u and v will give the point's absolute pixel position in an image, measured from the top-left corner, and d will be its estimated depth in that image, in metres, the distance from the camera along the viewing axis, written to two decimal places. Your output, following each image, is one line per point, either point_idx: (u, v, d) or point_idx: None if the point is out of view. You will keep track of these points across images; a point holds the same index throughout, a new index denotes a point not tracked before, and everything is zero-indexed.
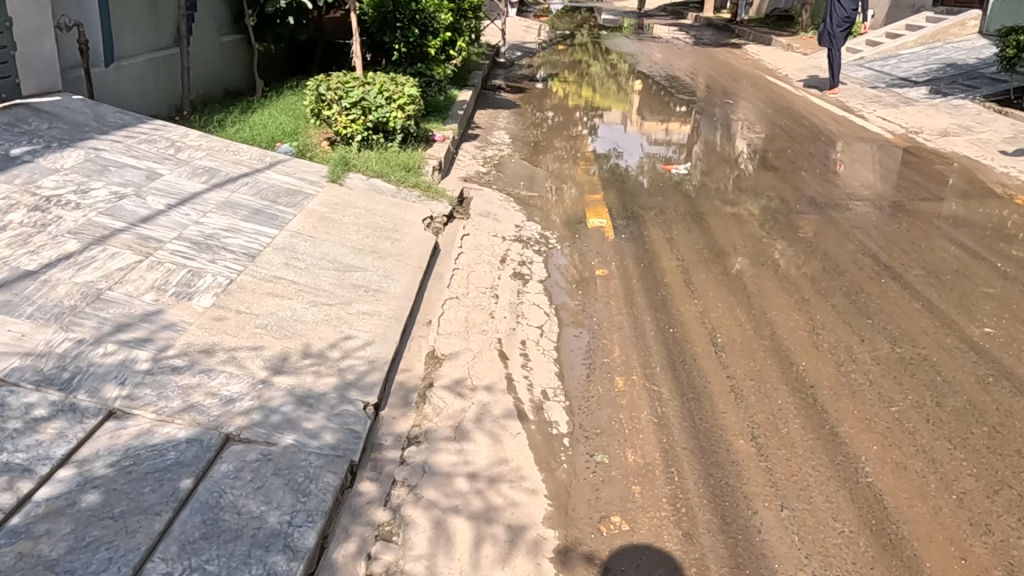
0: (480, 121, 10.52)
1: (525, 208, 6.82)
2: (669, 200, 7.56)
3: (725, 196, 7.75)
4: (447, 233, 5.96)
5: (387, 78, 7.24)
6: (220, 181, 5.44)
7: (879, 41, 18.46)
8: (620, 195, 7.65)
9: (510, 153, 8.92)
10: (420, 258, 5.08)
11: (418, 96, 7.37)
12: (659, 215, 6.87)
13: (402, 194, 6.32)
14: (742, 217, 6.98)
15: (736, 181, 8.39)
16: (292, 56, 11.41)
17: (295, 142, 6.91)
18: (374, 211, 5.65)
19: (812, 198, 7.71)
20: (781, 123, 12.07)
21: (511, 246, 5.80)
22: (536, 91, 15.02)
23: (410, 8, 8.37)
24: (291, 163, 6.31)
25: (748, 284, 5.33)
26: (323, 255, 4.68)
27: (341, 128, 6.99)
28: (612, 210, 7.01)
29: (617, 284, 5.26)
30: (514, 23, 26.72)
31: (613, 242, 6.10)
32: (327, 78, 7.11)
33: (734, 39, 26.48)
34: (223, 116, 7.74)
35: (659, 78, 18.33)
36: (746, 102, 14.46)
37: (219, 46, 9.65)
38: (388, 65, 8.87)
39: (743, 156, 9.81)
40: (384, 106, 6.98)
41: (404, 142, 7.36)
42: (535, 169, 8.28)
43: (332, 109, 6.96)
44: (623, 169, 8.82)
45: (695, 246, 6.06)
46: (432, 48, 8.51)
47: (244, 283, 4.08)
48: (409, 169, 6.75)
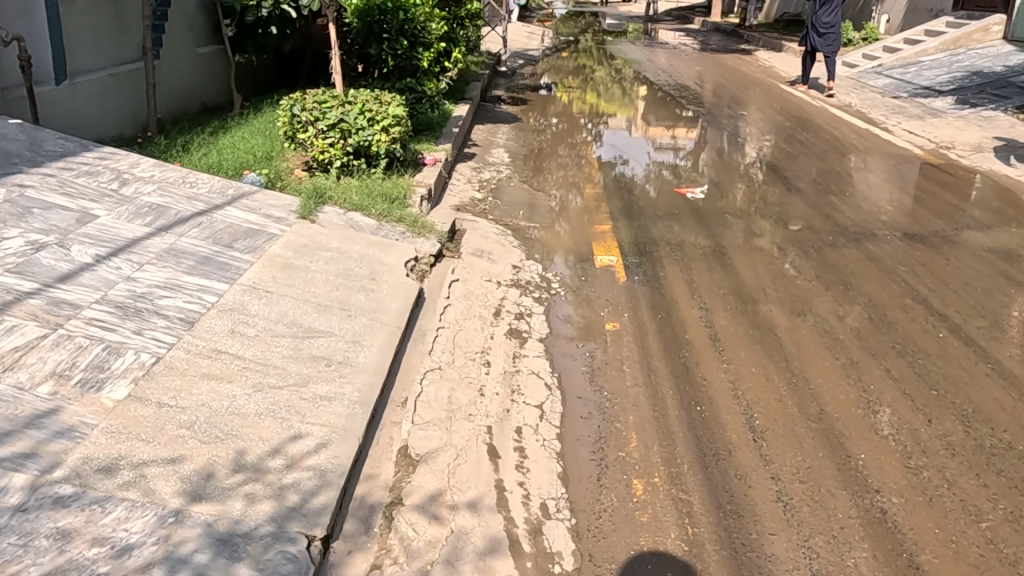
0: (478, 138, 9.75)
1: (523, 243, 6.04)
2: (685, 226, 6.76)
3: (747, 222, 6.96)
4: (434, 277, 5.19)
5: (370, 97, 6.48)
6: (168, 221, 4.68)
7: (897, 48, 17.66)
8: (631, 221, 6.85)
9: (508, 175, 8.14)
10: (398, 313, 4.31)
11: (405, 115, 6.60)
12: (675, 250, 6.08)
13: (384, 230, 5.56)
14: (769, 249, 6.18)
15: (759, 203, 7.59)
16: (277, 68, 10.68)
17: (266, 170, 6.16)
18: (348, 253, 4.88)
19: (844, 224, 6.91)
20: (800, 135, 11.26)
21: (506, 293, 5.02)
22: (538, 100, 14.25)
23: (398, 18, 7.56)
24: (257, 195, 5.55)
25: (785, 341, 4.54)
26: (279, 317, 3.92)
27: (317, 154, 6.23)
28: (623, 243, 6.22)
29: (630, 342, 4.48)
30: (516, 28, 25.98)
31: (625, 285, 5.32)
32: (303, 97, 6.36)
33: (744, 45, 25.66)
34: (189, 139, 7.00)
35: (668, 85, 17.53)
36: (761, 112, 13.66)
37: (195, 59, 8.92)
38: (376, 79, 8.10)
39: (764, 171, 9.01)
40: (366, 128, 6.22)
41: (390, 168, 6.60)
42: (535, 193, 7.50)
43: (308, 132, 6.20)
44: (634, 189, 8.01)
45: (718, 288, 5.27)
46: (423, 61, 7.72)
47: (173, 364, 3.31)
48: (393, 201, 5.99)
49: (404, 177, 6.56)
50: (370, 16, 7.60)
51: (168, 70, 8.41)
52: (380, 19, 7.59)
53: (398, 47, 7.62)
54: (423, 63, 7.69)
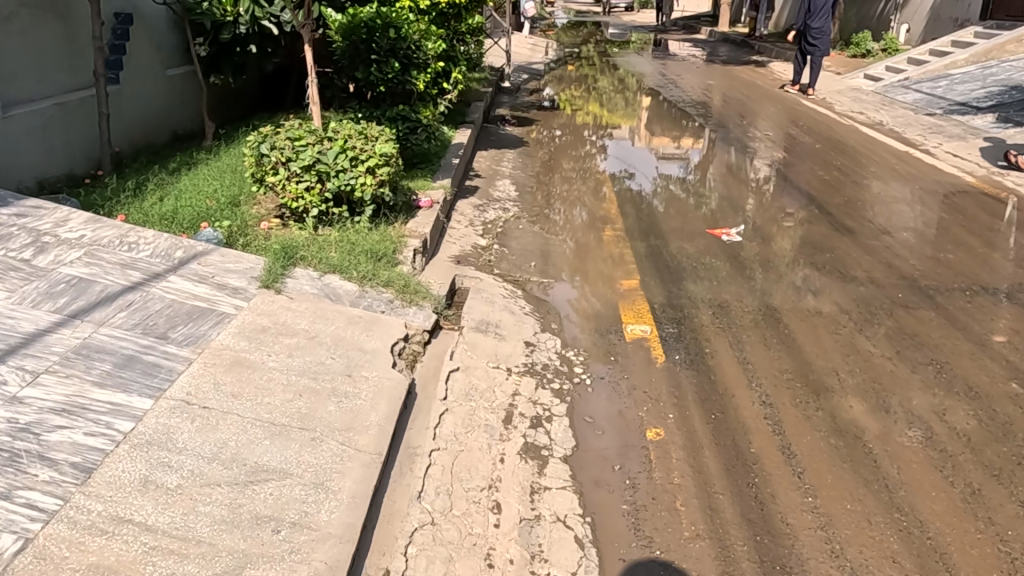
0: (480, 167, 8.74)
1: (536, 307, 5.03)
2: (727, 278, 5.75)
3: (797, 271, 5.93)
4: (429, 361, 4.18)
5: (354, 132, 5.49)
6: (87, 304, 3.69)
7: (923, 60, 16.66)
8: (661, 272, 5.84)
9: (516, 214, 7.14)
10: (380, 429, 3.29)
11: (395, 152, 5.59)
12: (720, 314, 5.06)
13: (367, 298, 4.54)
14: (830, 310, 5.17)
15: (806, 244, 6.58)
16: (261, 89, 9.70)
17: (229, 222, 5.16)
18: (318, 339, 3.88)
19: (911, 273, 5.90)
20: (835, 158, 10.23)
21: (519, 384, 4.00)
22: (545, 117, 13.22)
23: (388, 37, 6.54)
24: (213, 256, 4.56)
25: (880, 459, 3.54)
26: (215, 450, 2.90)
27: (290, 201, 5.23)
28: (655, 304, 5.21)
29: (683, 460, 3.45)
30: (518, 40, 25.04)
31: (663, 368, 4.31)
32: (274, 132, 5.36)
33: (756, 57, 24.66)
34: (145, 180, 6.00)
35: (680, 97, 16.51)
36: (785, 129, 12.64)
37: (164, 82, 7.94)
38: (364, 106, 7.11)
39: (802, 203, 7.98)
40: (348, 169, 5.21)
41: (377, 215, 5.59)
42: (549, 237, 6.49)
43: (279, 174, 5.21)
44: (660, 226, 7.00)
45: (780, 373, 4.26)
46: (417, 85, 6.72)
47: (47, 552, 2.32)
48: (379, 259, 4.98)
49: (394, 226, 5.55)
50: (356, 35, 6.59)
51: (131, 95, 7.42)
52: (367, 38, 6.59)
53: (388, 70, 6.61)
54: (417, 89, 6.70)
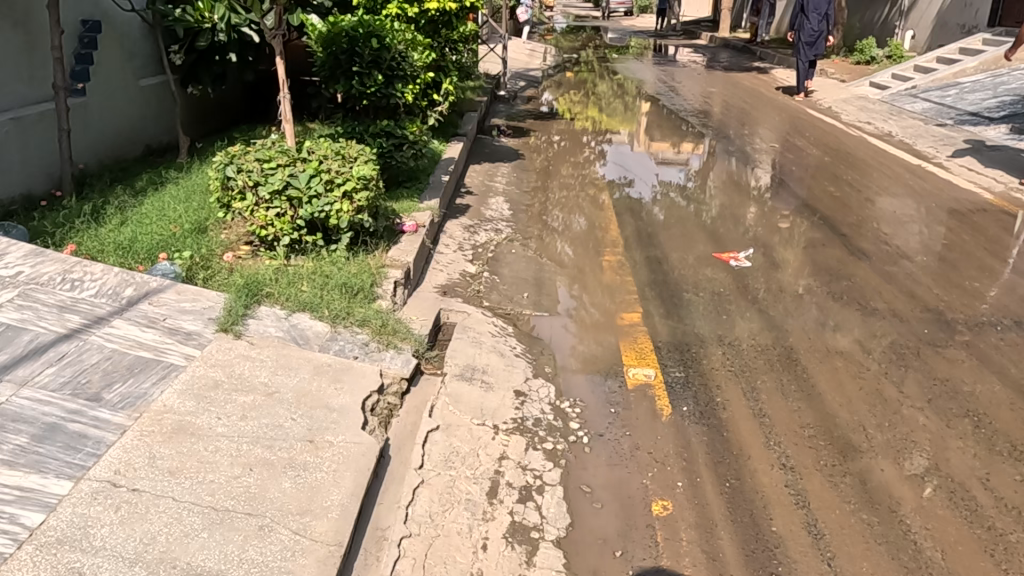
0: (472, 182, 8.28)
1: (529, 347, 4.56)
2: (738, 311, 5.28)
3: (813, 302, 5.48)
4: (406, 416, 3.72)
5: (330, 155, 5.04)
6: (12, 359, 3.24)
7: (931, 68, 16.25)
8: (665, 304, 5.37)
9: (509, 236, 6.67)
10: (342, 510, 2.83)
11: (375, 174, 5.12)
12: (730, 354, 4.60)
13: (338, 340, 4.06)
14: (851, 350, 4.71)
15: (820, 270, 6.13)
16: (243, 98, 9.25)
17: (191, 253, 4.70)
18: (279, 395, 3.41)
19: (936, 305, 5.44)
20: (845, 172, 9.77)
21: (506, 445, 3.53)
22: (542, 126, 12.76)
23: (371, 47, 6.08)
24: (169, 294, 4.10)
25: (921, 540, 3.08)
26: (139, 550, 2.45)
27: (259, 230, 4.76)
28: (660, 342, 4.75)
29: (694, 545, 2.99)
30: (516, 45, 24.61)
31: (670, 422, 3.85)
32: (243, 155, 4.91)
33: (757, 63, 24.25)
34: (106, 203, 5.54)
35: (681, 104, 16.06)
36: (791, 139, 12.19)
37: (137, 94, 7.48)
38: (346, 122, 6.65)
39: (814, 221, 7.52)
40: (322, 195, 4.74)
41: (355, 243, 5.12)
42: (544, 263, 6.03)
43: (246, 199, 4.74)
44: (663, 250, 6.54)
45: (801, 430, 3.81)
46: (403, 98, 6.26)
47: None
48: (355, 293, 4.51)
49: (373, 255, 5.08)
50: (336, 46, 6.13)
51: (100, 108, 6.97)
52: (348, 48, 6.12)
53: (371, 84, 6.12)
54: (402, 102, 6.24)
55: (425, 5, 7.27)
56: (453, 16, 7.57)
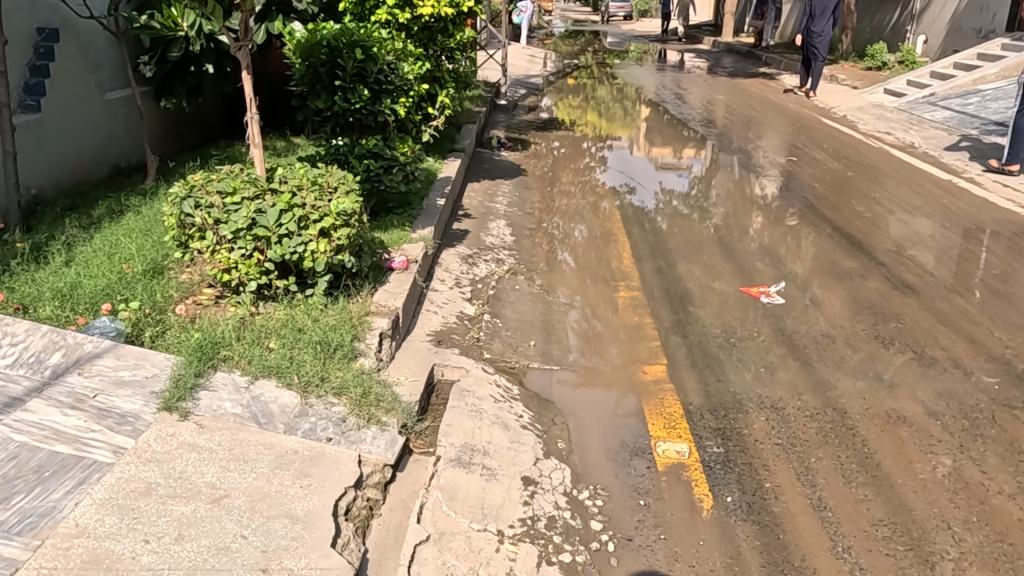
0: (471, 204, 7.60)
1: (537, 413, 3.87)
2: (777, 361, 4.59)
3: (861, 348, 4.79)
4: (389, 517, 3.03)
5: (305, 185, 4.33)
6: None
7: (949, 74, 15.59)
8: (693, 352, 4.68)
9: (511, 267, 5.98)
10: None
11: (358, 206, 4.42)
12: (774, 421, 3.91)
13: (308, 416, 3.35)
14: (915, 414, 4.03)
15: (863, 308, 5.44)
16: (225, 109, 8.57)
17: (141, 302, 4.00)
18: (228, 502, 2.72)
19: (1001, 352, 4.76)
20: (870, 188, 9.10)
21: (513, 560, 2.85)
22: (544, 137, 12.09)
23: (354, 59, 5.36)
24: (107, 359, 3.41)
25: None
26: None
27: (221, 274, 4.06)
28: (691, 406, 4.05)
29: None
30: (516, 51, 23.97)
31: (712, 520, 3.16)
32: (204, 186, 4.20)
33: (764, 69, 23.60)
34: (52, 238, 4.84)
35: (689, 111, 15.39)
36: (809, 149, 11.51)
37: (102, 109, 6.81)
38: (328, 141, 5.95)
39: (846, 246, 6.84)
40: (295, 234, 4.04)
41: (335, 287, 4.42)
42: (551, 302, 5.34)
43: (206, 239, 4.04)
44: (683, 284, 5.86)
45: (872, 530, 3.13)
46: (391, 116, 5.55)
47: None
48: (331, 351, 3.81)
49: (356, 301, 4.38)
50: (315, 57, 5.43)
51: (60, 127, 6.29)
52: (328, 60, 5.42)
53: (355, 102, 5.42)
54: (389, 119, 5.52)
55: (417, 12, 6.58)
56: (448, 22, 6.88)
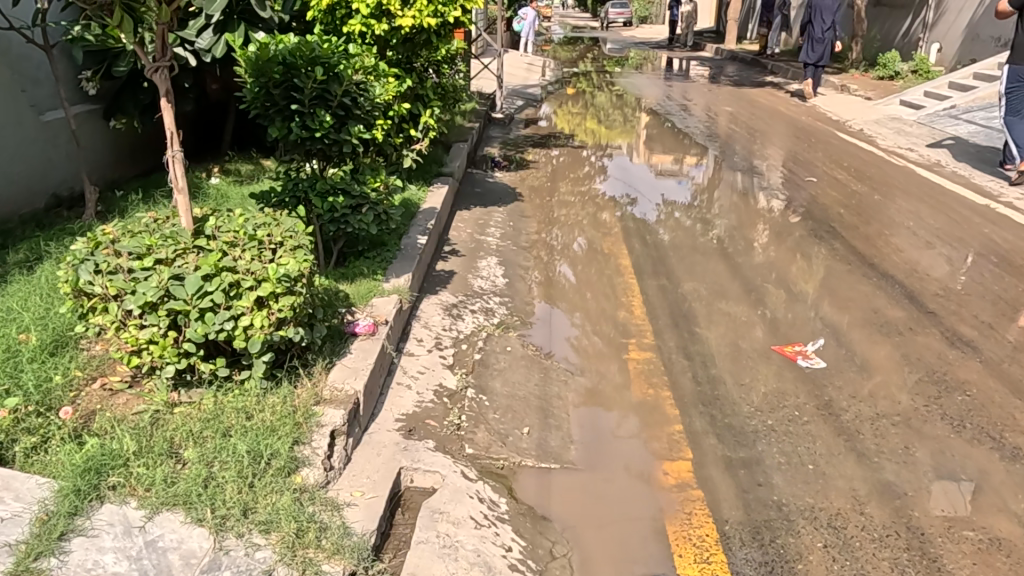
0: (458, 237, 6.73)
1: (531, 543, 3.02)
2: (827, 453, 3.72)
3: (926, 433, 3.94)
4: None
5: (240, 243, 3.46)
6: None
7: (969, 85, 14.80)
8: (723, 439, 3.81)
9: (503, 320, 5.11)
10: None
11: (309, 269, 3.55)
12: (836, 551, 3.06)
13: (221, 570, 2.49)
14: (1012, 538, 3.17)
15: (920, 373, 4.59)
16: (189, 131, 7.72)
17: (23, 396, 3.13)
18: None
19: None
20: (902, 216, 8.23)
21: None
22: (542, 154, 11.22)
23: (315, 78, 4.41)
24: None
25: None
26: None
27: (129, 358, 3.20)
28: (726, 528, 3.19)
29: None
30: (512, 59, 23.09)
31: None
32: (111, 245, 3.34)
33: (770, 77, 22.79)
34: None
35: (695, 122, 14.54)
36: (827, 166, 10.67)
37: (39, 132, 5.93)
38: (284, 171, 5.01)
39: (887, 288, 5.98)
40: (222, 309, 3.17)
41: (279, 366, 3.55)
42: (548, 369, 4.47)
43: (108, 314, 3.18)
44: (705, 341, 4.97)
45: None
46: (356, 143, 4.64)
47: None
48: (262, 465, 2.94)
49: (304, 383, 3.51)
50: (268, 78, 4.44)
51: None
52: (284, 80, 4.44)
53: (316, 130, 4.51)
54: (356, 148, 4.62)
55: (396, 22, 5.69)
56: (432, 33, 6.01)
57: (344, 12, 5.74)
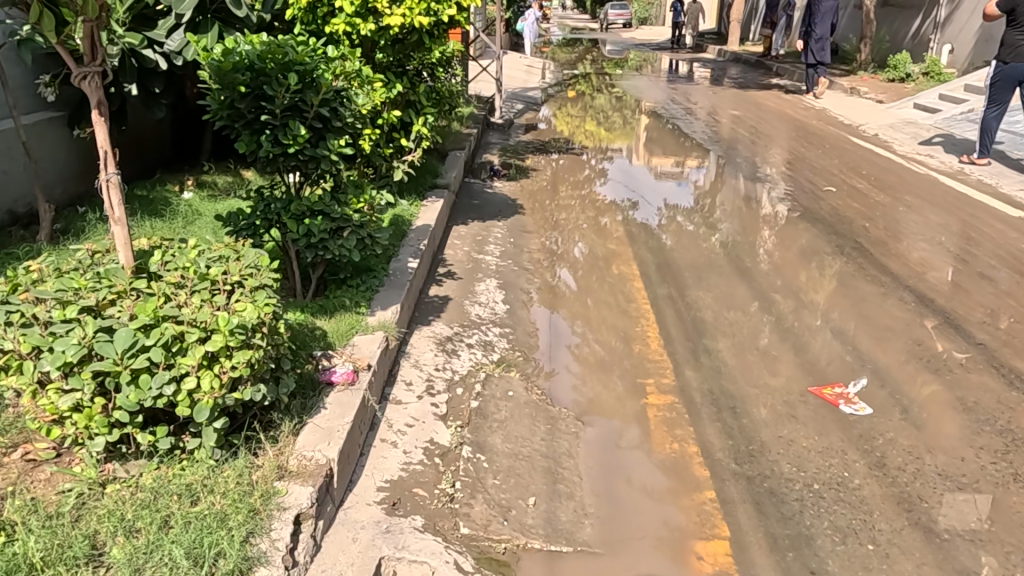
0: (454, 257, 6.16)
1: None
2: (888, 530, 3.16)
3: (999, 500, 3.38)
4: None
5: (188, 284, 2.89)
6: None
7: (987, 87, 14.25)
8: (764, 510, 3.25)
9: (503, 357, 4.53)
10: None
11: (272, 315, 2.96)
12: None
13: None
14: None
15: (980, 421, 4.02)
16: (164, 141, 7.17)
17: None
18: None
19: None
20: (931, 230, 7.66)
21: None
22: (543, 161, 10.65)
23: (287, 87, 3.81)
24: None
25: None
26: None
27: (47, 429, 2.62)
28: None
29: None
30: (512, 62, 22.50)
31: None
32: (30, 290, 2.76)
33: (775, 79, 22.22)
34: None
35: (703, 125, 13.96)
36: (844, 174, 10.11)
37: None
38: (255, 190, 4.42)
39: (927, 315, 5.42)
40: (159, 371, 2.60)
41: (234, 431, 2.97)
42: (555, 417, 3.90)
43: (21, 377, 2.60)
44: (732, 380, 4.40)
45: None
46: (335, 159, 4.05)
47: None
48: (205, 569, 2.37)
49: (264, 453, 2.93)
50: (233, 87, 3.83)
51: None
52: (251, 90, 3.84)
53: (287, 144, 3.89)
54: (335, 164, 4.03)
55: (384, 22, 5.11)
56: (424, 34, 5.43)
57: (326, 10, 5.16)
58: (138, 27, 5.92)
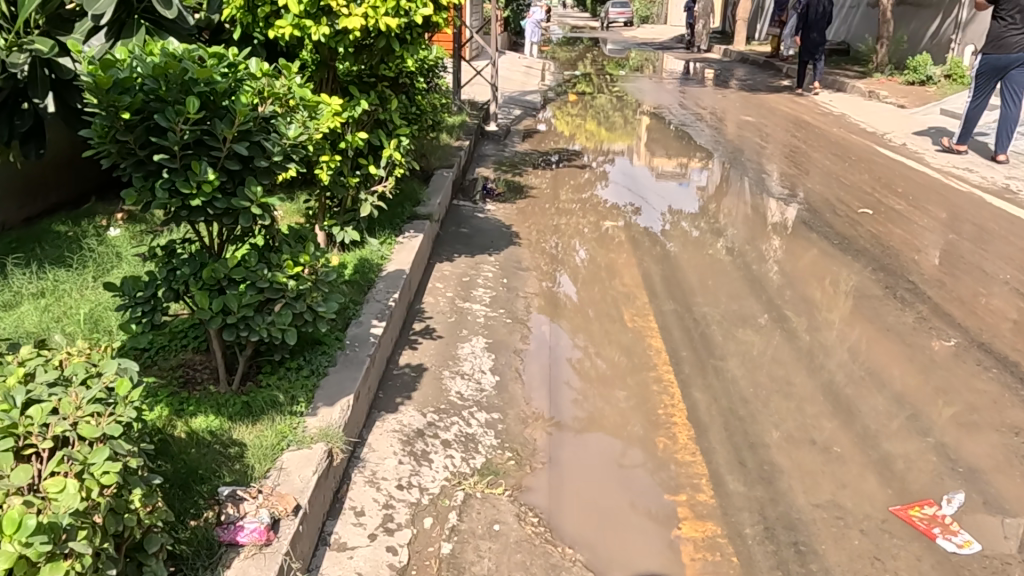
0: (436, 307, 5.12)
1: None
2: None
3: None
4: None
5: None
6: None
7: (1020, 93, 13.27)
8: None
9: (489, 461, 3.49)
10: None
11: (118, 488, 1.92)
12: None
13: None
14: None
15: None
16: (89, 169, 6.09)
17: None
18: None
19: None
20: (990, 262, 6.66)
21: None
22: (543, 176, 9.55)
23: (184, 115, 2.73)
24: None
25: None
26: None
27: None
28: None
29: None
30: (508, 63, 21.32)
31: None
32: None
33: (786, 81, 21.13)
34: None
35: (715, 131, 12.86)
36: (878, 191, 9.09)
37: None
38: (159, 247, 3.34)
39: (1011, 383, 4.46)
40: None
41: None
42: (558, 566, 2.86)
43: None
44: (789, 498, 3.37)
45: None
46: (258, 211, 2.96)
47: None
48: None
49: None
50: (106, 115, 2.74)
51: None
52: (135, 121, 2.76)
53: (185, 195, 2.81)
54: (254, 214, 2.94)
55: (340, 24, 4.07)
56: (394, 39, 4.37)
57: (268, 10, 4.11)
58: (52, 30, 4.82)
